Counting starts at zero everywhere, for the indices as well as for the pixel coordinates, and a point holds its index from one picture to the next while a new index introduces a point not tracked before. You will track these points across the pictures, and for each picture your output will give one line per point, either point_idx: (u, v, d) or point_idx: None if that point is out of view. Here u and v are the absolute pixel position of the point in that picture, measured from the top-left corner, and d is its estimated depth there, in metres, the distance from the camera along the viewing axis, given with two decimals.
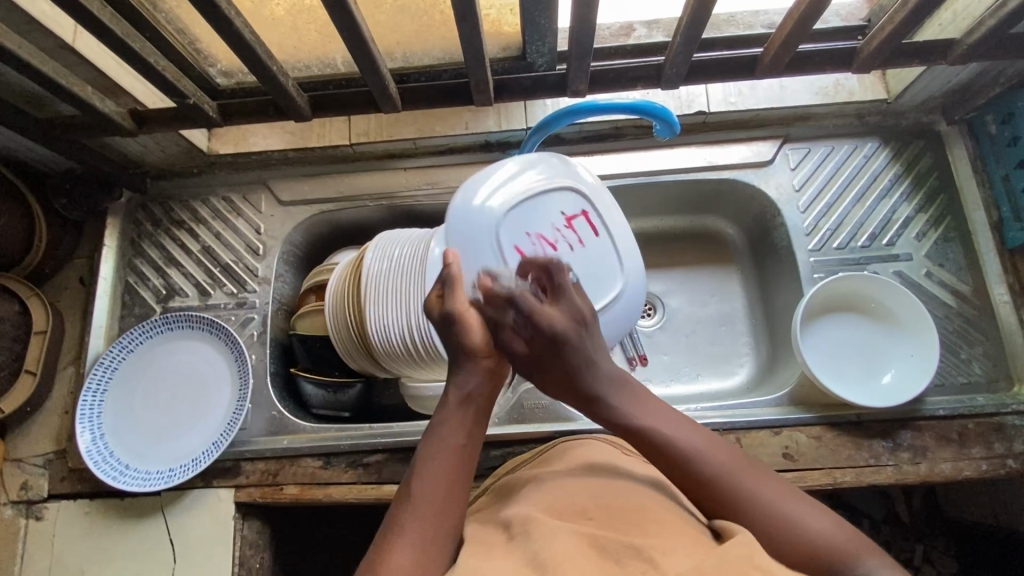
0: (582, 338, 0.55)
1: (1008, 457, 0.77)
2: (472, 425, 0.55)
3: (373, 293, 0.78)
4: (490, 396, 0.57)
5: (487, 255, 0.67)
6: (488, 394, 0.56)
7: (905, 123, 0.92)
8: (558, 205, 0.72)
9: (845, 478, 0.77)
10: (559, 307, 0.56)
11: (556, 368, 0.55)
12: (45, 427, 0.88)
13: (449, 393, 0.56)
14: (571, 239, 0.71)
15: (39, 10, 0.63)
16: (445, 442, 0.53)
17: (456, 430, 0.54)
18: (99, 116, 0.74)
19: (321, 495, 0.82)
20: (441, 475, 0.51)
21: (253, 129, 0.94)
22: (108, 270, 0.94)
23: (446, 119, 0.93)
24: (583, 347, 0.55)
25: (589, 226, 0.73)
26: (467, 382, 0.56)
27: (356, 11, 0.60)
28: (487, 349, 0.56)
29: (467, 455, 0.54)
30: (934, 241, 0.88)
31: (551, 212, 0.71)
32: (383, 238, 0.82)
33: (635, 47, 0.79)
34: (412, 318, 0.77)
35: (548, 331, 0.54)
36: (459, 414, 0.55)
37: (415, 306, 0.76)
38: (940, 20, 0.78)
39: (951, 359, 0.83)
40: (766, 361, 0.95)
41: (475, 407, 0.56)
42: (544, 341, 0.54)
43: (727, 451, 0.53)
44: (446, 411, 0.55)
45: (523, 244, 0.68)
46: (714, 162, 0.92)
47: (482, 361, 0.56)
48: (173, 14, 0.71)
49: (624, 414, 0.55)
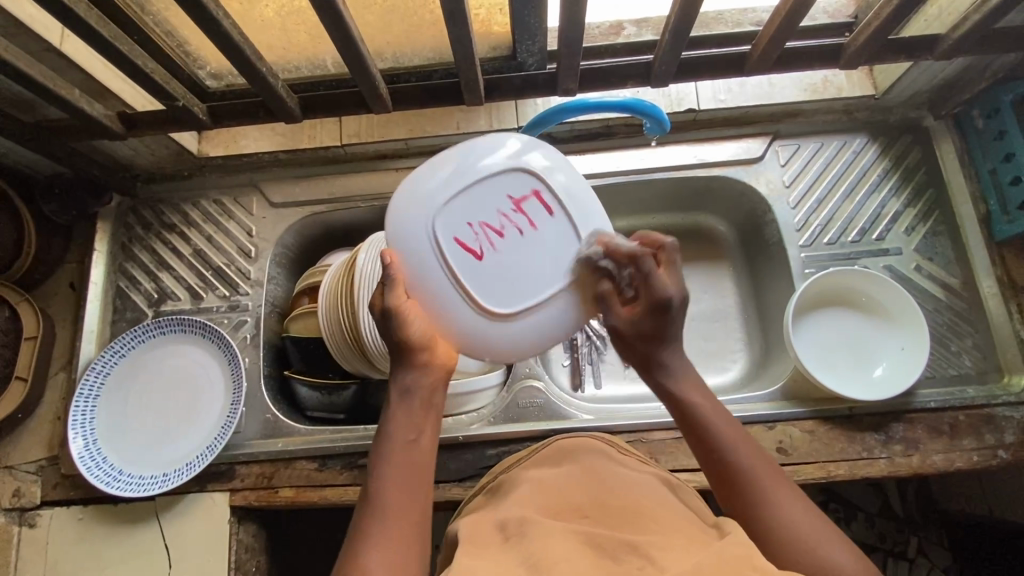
0: (673, 312, 0.58)
1: (1000, 448, 0.77)
2: (420, 419, 0.57)
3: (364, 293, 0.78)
4: (428, 388, 0.58)
5: (423, 251, 0.55)
6: (430, 385, 0.58)
7: (893, 119, 0.92)
8: (503, 185, 0.56)
9: (838, 472, 0.77)
10: (652, 283, 0.57)
11: (649, 327, 0.59)
12: (37, 433, 0.87)
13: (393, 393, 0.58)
14: (520, 224, 0.55)
15: (25, 13, 0.63)
16: (397, 439, 0.55)
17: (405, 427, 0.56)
18: (88, 119, 0.73)
19: (316, 497, 0.81)
20: (397, 471, 0.53)
21: (244, 131, 0.94)
22: (99, 275, 0.93)
23: (438, 119, 0.93)
24: (679, 314, 0.58)
25: (543, 205, 0.56)
26: (408, 382, 0.58)
27: (346, 12, 0.60)
28: (423, 344, 0.57)
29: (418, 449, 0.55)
30: (923, 236, 0.89)
31: (493, 191, 0.55)
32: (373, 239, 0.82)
33: (625, 45, 0.79)
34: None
35: (662, 297, 0.57)
36: (407, 413, 0.57)
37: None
38: (926, 16, 0.78)
39: (941, 352, 0.84)
40: (759, 356, 0.96)
41: (421, 402, 0.58)
42: (654, 305, 0.58)
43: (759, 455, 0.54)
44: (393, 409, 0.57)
45: (462, 234, 0.55)
46: (704, 158, 0.92)
47: (420, 355, 0.58)
48: (161, 17, 0.70)
49: (680, 386, 0.60)
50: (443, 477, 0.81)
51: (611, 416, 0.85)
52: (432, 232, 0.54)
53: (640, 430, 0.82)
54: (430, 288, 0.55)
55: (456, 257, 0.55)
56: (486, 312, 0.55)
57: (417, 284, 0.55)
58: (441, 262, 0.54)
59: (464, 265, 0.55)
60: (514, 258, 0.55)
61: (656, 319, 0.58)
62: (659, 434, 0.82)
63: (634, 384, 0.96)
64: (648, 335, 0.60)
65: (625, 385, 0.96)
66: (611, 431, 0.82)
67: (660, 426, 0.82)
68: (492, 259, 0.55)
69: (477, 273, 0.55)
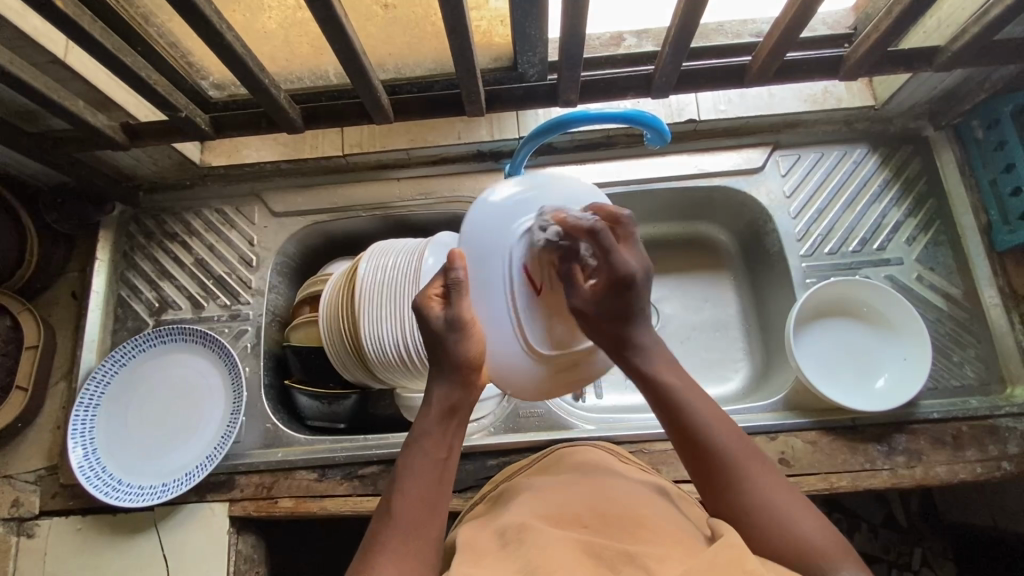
0: (638, 287, 0.59)
1: (1003, 459, 0.77)
2: (451, 437, 0.57)
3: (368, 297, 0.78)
4: (465, 404, 0.58)
5: (496, 269, 0.57)
6: (470, 401, 0.59)
7: (894, 129, 0.93)
8: None
9: (841, 483, 0.77)
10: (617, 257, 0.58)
11: (614, 305, 0.58)
12: (37, 442, 0.87)
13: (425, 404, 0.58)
14: (578, 272, 0.61)
15: (30, 25, 0.63)
16: (425, 455, 0.55)
17: (438, 442, 0.56)
18: (91, 130, 0.74)
19: (316, 508, 0.81)
20: (421, 483, 0.53)
21: (247, 141, 0.94)
22: (101, 284, 0.93)
23: (440, 130, 0.93)
24: (643, 289, 0.59)
25: None
26: (452, 396, 0.58)
27: (348, 25, 0.60)
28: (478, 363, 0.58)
29: (445, 465, 0.55)
30: (924, 246, 0.88)
31: None
32: (383, 249, 0.82)
33: (625, 56, 0.80)
34: (405, 322, 0.77)
35: (622, 269, 0.57)
36: (442, 427, 0.56)
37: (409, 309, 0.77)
38: (925, 28, 0.79)
39: (944, 362, 0.84)
40: (761, 366, 0.96)
41: (456, 419, 0.58)
42: (618, 278, 0.58)
43: (748, 447, 0.54)
44: (426, 422, 0.57)
45: (533, 270, 0.58)
46: (705, 169, 0.92)
47: (472, 375, 0.58)
48: (165, 29, 0.71)
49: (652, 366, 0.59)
50: None
51: (613, 426, 0.85)
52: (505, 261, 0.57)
53: (642, 440, 0.82)
54: (492, 311, 0.57)
55: (521, 287, 0.58)
56: (540, 352, 0.59)
57: (482, 303, 0.57)
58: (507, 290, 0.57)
59: (526, 299, 0.58)
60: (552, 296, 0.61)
61: (619, 295, 0.58)
62: (660, 445, 0.82)
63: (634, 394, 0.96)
64: (617, 318, 0.58)
65: (626, 394, 0.96)
66: (613, 441, 0.82)
67: (661, 437, 0.82)
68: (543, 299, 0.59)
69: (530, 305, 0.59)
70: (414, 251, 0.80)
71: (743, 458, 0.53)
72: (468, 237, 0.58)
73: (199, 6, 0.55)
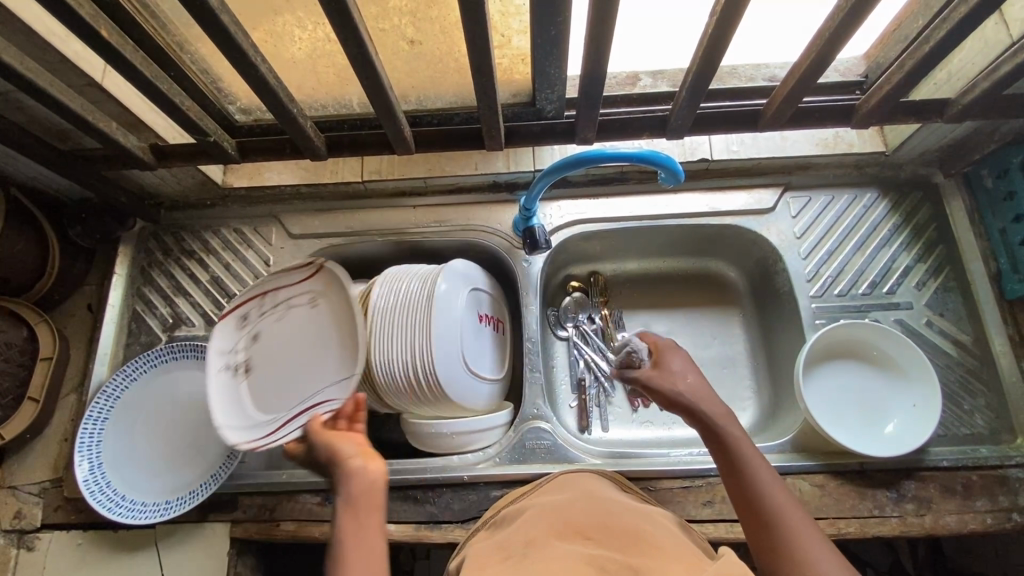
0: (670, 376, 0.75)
1: (1013, 511, 0.76)
2: (369, 524, 0.54)
3: (257, 417, 0.78)
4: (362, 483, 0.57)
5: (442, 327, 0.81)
6: (371, 471, 0.58)
7: (903, 175, 0.94)
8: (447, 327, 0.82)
9: (849, 529, 0.76)
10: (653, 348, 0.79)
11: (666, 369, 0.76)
12: (44, 454, 0.87)
13: (339, 507, 0.56)
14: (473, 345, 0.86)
15: (72, 50, 0.66)
16: (358, 537, 0.53)
17: (359, 534, 0.53)
18: (121, 150, 0.76)
19: (318, 533, 0.80)
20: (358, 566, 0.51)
21: (269, 165, 0.97)
22: (117, 298, 0.95)
23: (457, 160, 0.96)
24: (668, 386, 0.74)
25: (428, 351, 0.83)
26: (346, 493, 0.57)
27: (377, 60, 0.63)
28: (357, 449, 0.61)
29: (374, 552, 0.52)
30: (934, 291, 0.89)
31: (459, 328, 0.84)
32: (331, 296, 0.82)
33: (640, 96, 0.83)
34: (308, 405, 0.76)
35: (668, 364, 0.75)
36: (359, 512, 0.55)
37: (301, 394, 0.78)
38: (935, 80, 0.81)
39: (953, 410, 0.83)
40: (769, 406, 0.95)
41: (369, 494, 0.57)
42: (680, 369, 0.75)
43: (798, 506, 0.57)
44: (342, 526, 0.54)
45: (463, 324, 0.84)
46: (716, 208, 0.94)
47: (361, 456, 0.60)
48: (198, 56, 0.75)
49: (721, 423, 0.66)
50: (447, 517, 0.80)
51: (620, 460, 0.84)
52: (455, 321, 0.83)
53: (648, 477, 0.82)
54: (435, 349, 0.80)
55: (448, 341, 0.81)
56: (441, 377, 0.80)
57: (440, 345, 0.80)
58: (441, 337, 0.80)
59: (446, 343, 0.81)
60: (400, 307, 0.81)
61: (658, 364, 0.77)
62: (667, 482, 0.81)
63: (640, 427, 0.96)
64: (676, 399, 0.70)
65: (632, 428, 0.96)
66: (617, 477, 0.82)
67: (668, 474, 0.82)
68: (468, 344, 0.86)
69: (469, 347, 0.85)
70: (275, 311, 0.84)
71: (793, 515, 0.57)
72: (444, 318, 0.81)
73: (236, 39, 0.58)
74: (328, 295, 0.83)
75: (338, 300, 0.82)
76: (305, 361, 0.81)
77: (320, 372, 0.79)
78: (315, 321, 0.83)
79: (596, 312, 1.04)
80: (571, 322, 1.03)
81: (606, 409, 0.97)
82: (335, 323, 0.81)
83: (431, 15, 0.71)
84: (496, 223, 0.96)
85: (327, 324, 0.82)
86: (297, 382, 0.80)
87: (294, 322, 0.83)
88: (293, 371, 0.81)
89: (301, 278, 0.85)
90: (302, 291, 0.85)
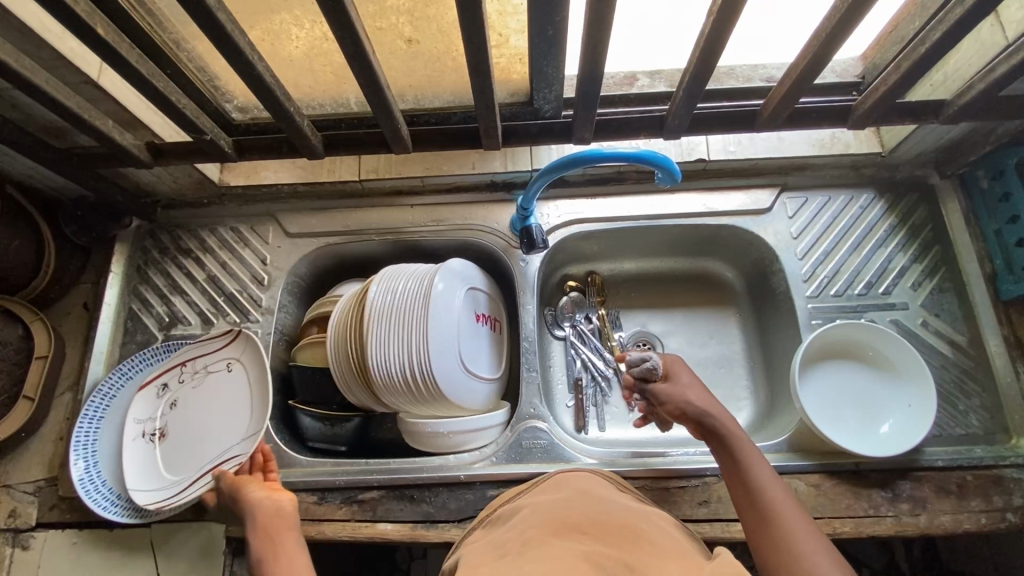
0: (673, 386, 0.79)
1: (1007, 511, 0.76)
2: (286, 538, 0.67)
3: (167, 479, 0.81)
4: (270, 512, 0.70)
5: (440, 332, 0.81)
6: (277, 500, 0.72)
7: (899, 176, 0.95)
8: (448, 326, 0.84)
9: (844, 528, 0.76)
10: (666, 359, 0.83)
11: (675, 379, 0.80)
12: (39, 453, 0.87)
13: (255, 538, 0.67)
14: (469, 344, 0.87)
15: (67, 47, 0.66)
16: (281, 550, 0.64)
17: (280, 547, 0.65)
18: (117, 148, 0.76)
19: (313, 532, 0.80)
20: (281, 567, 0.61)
21: (266, 164, 0.97)
22: (113, 296, 0.95)
23: (455, 160, 0.96)
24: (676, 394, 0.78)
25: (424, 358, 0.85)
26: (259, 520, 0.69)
27: (374, 59, 0.62)
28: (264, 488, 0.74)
29: (293, 553, 0.64)
30: (930, 292, 0.89)
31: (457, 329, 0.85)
32: (249, 361, 0.86)
33: (639, 96, 0.83)
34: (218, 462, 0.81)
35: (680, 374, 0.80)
36: (274, 529, 0.67)
37: (210, 456, 0.82)
38: (931, 81, 0.81)
39: (948, 410, 0.84)
40: (765, 405, 0.96)
41: (280, 516, 0.70)
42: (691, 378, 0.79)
43: (795, 505, 0.60)
44: (259, 549, 0.65)
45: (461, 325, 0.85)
46: (713, 208, 0.94)
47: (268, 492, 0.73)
48: (195, 54, 0.74)
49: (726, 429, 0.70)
50: (443, 517, 0.80)
51: (616, 460, 0.84)
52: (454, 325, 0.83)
53: (644, 477, 0.82)
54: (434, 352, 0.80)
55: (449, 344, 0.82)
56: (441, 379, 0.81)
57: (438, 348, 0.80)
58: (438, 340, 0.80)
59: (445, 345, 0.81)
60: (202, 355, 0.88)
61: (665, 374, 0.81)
62: (663, 482, 0.81)
63: (636, 427, 0.96)
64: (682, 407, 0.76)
65: (628, 428, 0.96)
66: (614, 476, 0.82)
67: (664, 474, 0.82)
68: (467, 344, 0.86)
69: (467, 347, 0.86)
70: (194, 378, 0.87)
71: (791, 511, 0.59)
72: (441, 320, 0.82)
73: (232, 37, 0.58)
74: (244, 360, 0.86)
75: (252, 366, 0.85)
76: (212, 421, 0.85)
77: (233, 434, 0.83)
78: (231, 389, 0.86)
79: (592, 312, 1.04)
80: (568, 322, 1.03)
81: (603, 409, 0.97)
82: (251, 389, 0.85)
83: (428, 14, 0.71)
84: (493, 222, 0.96)
85: (247, 389, 0.85)
86: (210, 445, 0.83)
87: (214, 389, 0.86)
88: (203, 433, 0.84)
89: (219, 346, 0.88)
90: (220, 357, 0.88)
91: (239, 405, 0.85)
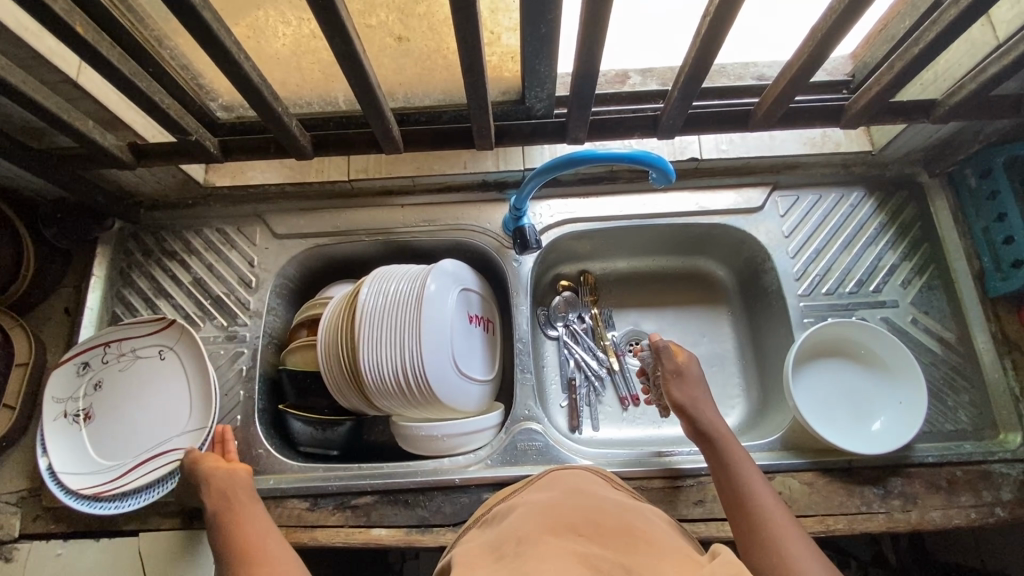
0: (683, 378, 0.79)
1: (996, 505, 0.77)
2: (247, 505, 0.69)
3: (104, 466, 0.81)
4: (229, 482, 0.72)
5: (438, 333, 0.81)
6: (235, 469, 0.74)
7: (889, 174, 0.95)
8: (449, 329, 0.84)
9: (837, 526, 0.77)
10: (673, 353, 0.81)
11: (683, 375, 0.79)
12: (20, 463, 0.85)
13: (214, 502, 0.70)
14: (466, 345, 0.87)
15: (45, 46, 0.63)
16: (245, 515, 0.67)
17: (243, 513, 0.68)
18: (98, 149, 0.74)
19: (306, 539, 0.79)
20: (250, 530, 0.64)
21: (253, 163, 0.95)
22: (96, 301, 0.92)
23: (446, 159, 0.94)
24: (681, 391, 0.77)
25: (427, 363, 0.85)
26: (219, 488, 0.71)
27: (364, 58, 0.61)
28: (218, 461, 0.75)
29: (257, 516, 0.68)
30: (919, 289, 0.90)
31: (456, 331, 0.85)
32: (183, 347, 0.86)
33: (631, 94, 0.83)
34: (159, 451, 0.82)
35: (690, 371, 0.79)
36: (235, 496, 0.70)
37: (146, 441, 0.82)
38: (921, 81, 0.82)
39: (938, 407, 0.85)
40: (757, 403, 0.96)
41: (238, 484, 0.72)
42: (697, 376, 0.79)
43: (783, 510, 0.63)
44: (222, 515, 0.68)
45: (456, 326, 0.85)
46: (705, 207, 0.94)
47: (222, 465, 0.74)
48: (178, 51, 0.72)
49: (719, 435, 0.72)
50: (438, 521, 0.79)
51: (611, 459, 0.84)
52: (449, 327, 0.83)
53: (640, 478, 0.81)
54: (431, 352, 0.79)
55: (444, 346, 0.81)
56: (438, 380, 0.80)
57: (433, 348, 0.79)
58: (433, 341, 0.80)
59: (440, 347, 0.80)
60: (131, 341, 0.86)
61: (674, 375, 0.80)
62: (658, 482, 0.81)
63: (630, 426, 0.96)
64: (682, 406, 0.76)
65: (621, 428, 0.96)
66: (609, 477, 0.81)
67: (659, 474, 0.82)
68: (463, 344, 0.86)
69: (461, 347, 0.85)
70: (120, 361, 0.86)
71: (779, 518, 0.62)
72: (437, 322, 0.81)
73: (218, 36, 0.56)
74: (179, 348, 0.86)
75: (189, 355, 0.86)
76: (149, 412, 0.84)
77: (171, 420, 0.84)
78: (168, 375, 0.86)
79: (585, 312, 1.03)
80: (561, 321, 1.03)
81: (596, 408, 0.97)
82: (188, 376, 0.85)
83: (418, 12, 0.70)
84: (486, 222, 0.95)
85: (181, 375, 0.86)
86: (143, 429, 0.83)
87: (143, 374, 0.85)
88: (138, 423, 0.83)
89: (152, 330, 0.87)
90: (153, 342, 0.87)
91: (180, 393, 0.85)
